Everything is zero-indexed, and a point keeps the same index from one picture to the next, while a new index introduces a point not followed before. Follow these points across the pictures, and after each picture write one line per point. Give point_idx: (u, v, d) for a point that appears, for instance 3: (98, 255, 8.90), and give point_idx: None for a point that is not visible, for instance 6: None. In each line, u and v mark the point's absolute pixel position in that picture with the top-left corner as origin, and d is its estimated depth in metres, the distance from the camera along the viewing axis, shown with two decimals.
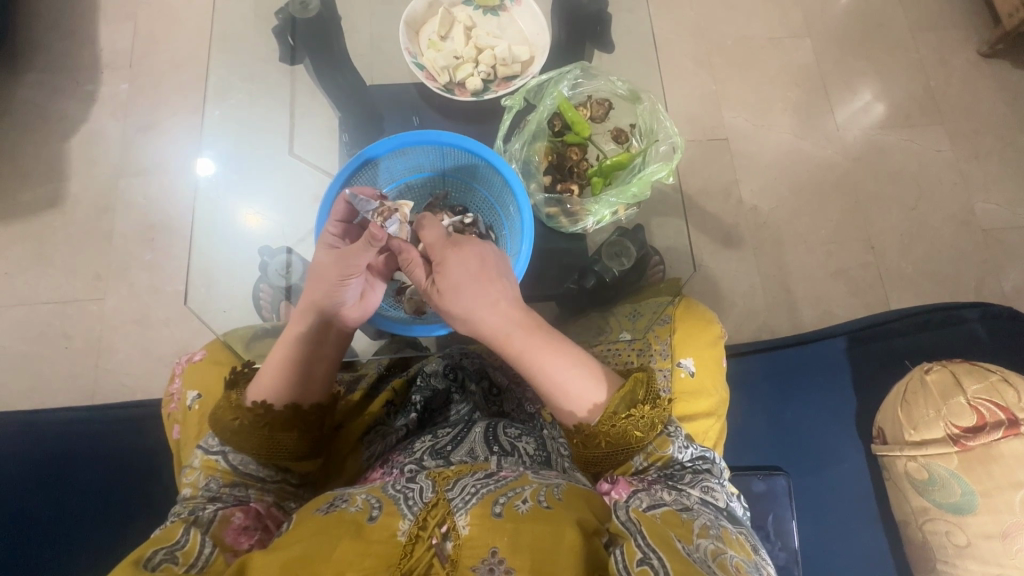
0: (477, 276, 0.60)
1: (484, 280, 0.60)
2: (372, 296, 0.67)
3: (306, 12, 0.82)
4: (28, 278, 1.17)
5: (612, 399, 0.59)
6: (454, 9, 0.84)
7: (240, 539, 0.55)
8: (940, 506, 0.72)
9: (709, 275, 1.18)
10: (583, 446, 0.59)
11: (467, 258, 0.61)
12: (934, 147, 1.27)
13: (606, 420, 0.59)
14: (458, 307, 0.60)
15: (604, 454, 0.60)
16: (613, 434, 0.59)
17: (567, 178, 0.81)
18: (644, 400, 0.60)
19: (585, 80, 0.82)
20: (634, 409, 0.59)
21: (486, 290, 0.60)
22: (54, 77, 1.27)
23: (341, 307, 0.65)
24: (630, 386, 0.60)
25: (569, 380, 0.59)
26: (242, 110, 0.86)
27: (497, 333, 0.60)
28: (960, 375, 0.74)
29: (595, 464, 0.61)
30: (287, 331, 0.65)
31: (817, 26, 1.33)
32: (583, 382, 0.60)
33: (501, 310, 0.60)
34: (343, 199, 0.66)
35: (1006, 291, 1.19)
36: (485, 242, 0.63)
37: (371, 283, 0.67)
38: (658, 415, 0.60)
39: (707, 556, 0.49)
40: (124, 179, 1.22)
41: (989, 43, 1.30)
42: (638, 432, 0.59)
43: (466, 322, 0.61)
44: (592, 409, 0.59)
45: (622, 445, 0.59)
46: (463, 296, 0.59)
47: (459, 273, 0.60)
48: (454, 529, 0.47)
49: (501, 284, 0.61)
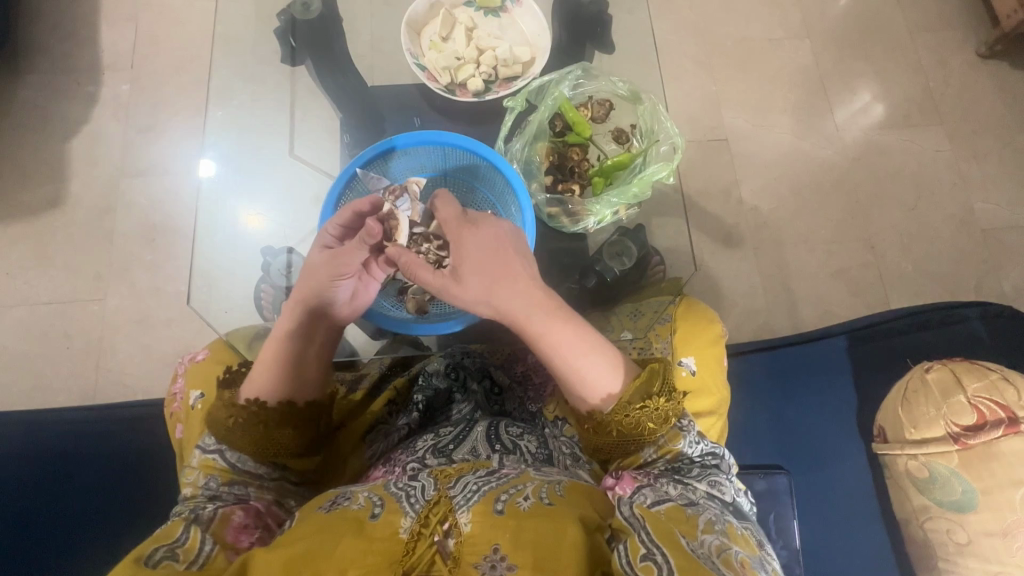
0: (494, 253, 0.60)
1: (502, 259, 0.60)
2: (362, 296, 0.67)
3: (307, 13, 0.83)
4: (30, 279, 1.18)
5: (627, 389, 0.60)
6: (455, 11, 0.84)
7: (240, 537, 0.55)
8: (941, 504, 0.72)
9: (709, 275, 1.18)
10: (593, 432, 0.61)
11: (483, 236, 0.61)
12: (933, 148, 1.28)
13: (620, 410, 0.59)
14: (478, 288, 0.59)
15: (613, 443, 0.61)
16: (626, 425, 0.59)
17: (569, 178, 0.81)
18: (659, 392, 0.60)
19: (586, 81, 0.82)
20: (648, 400, 0.59)
21: (506, 271, 0.60)
22: (56, 78, 1.27)
23: (331, 304, 0.65)
24: (646, 377, 0.60)
25: (586, 366, 0.60)
26: (243, 111, 0.86)
27: (517, 315, 0.60)
28: (960, 374, 0.74)
29: (604, 451, 0.62)
30: (276, 329, 0.64)
31: (817, 27, 1.34)
32: (598, 366, 0.60)
33: (521, 291, 0.60)
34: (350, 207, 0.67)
35: (1006, 290, 1.20)
36: (500, 220, 0.62)
37: (366, 283, 0.67)
38: (671, 409, 0.60)
39: (712, 552, 0.49)
40: (126, 180, 1.22)
41: (988, 44, 1.30)
42: (652, 423, 0.60)
43: (486, 308, 0.60)
44: (607, 397, 0.60)
45: (633, 436, 0.60)
46: (482, 279, 0.59)
47: (476, 252, 0.60)
48: (455, 527, 0.48)
49: (523, 263, 0.61)
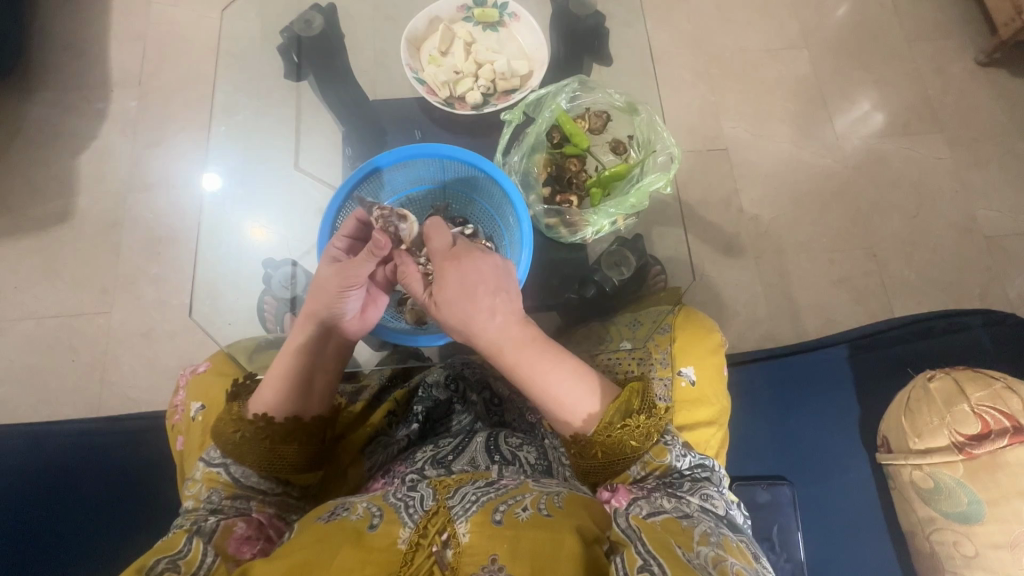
0: (471, 289, 0.59)
1: (479, 293, 0.59)
2: (372, 312, 0.68)
3: (310, 30, 0.85)
4: (37, 292, 1.19)
5: (606, 410, 0.59)
6: (454, 26, 0.86)
7: (242, 548, 0.56)
8: (947, 516, 0.71)
9: (710, 285, 1.18)
10: (579, 456, 0.60)
11: (463, 270, 0.60)
12: (934, 155, 1.28)
13: (601, 430, 0.58)
14: (454, 318, 0.59)
15: (600, 465, 0.60)
16: (608, 444, 0.58)
17: (566, 189, 0.82)
18: (639, 409, 0.60)
19: (582, 93, 0.83)
20: (629, 419, 0.59)
21: (481, 304, 0.59)
22: (65, 95, 1.30)
23: (342, 318, 0.65)
24: (626, 397, 0.59)
25: (564, 394, 0.59)
26: (248, 125, 0.88)
27: (491, 346, 0.60)
28: (963, 382, 0.73)
29: (590, 475, 0.61)
30: (288, 343, 0.65)
31: (815, 37, 1.35)
32: (578, 394, 0.59)
33: (497, 325, 0.59)
34: (355, 217, 0.68)
35: (1012, 298, 1.19)
36: (487, 256, 0.61)
37: (374, 300, 0.68)
38: (653, 424, 0.60)
39: (708, 562, 0.49)
40: (132, 194, 1.24)
41: (987, 52, 1.30)
42: (634, 441, 0.59)
43: (462, 332, 0.61)
44: (587, 418, 0.59)
45: (617, 455, 0.59)
46: (457, 310, 0.59)
47: (455, 287, 0.59)
48: (454, 537, 0.47)
49: (505, 298, 0.60)
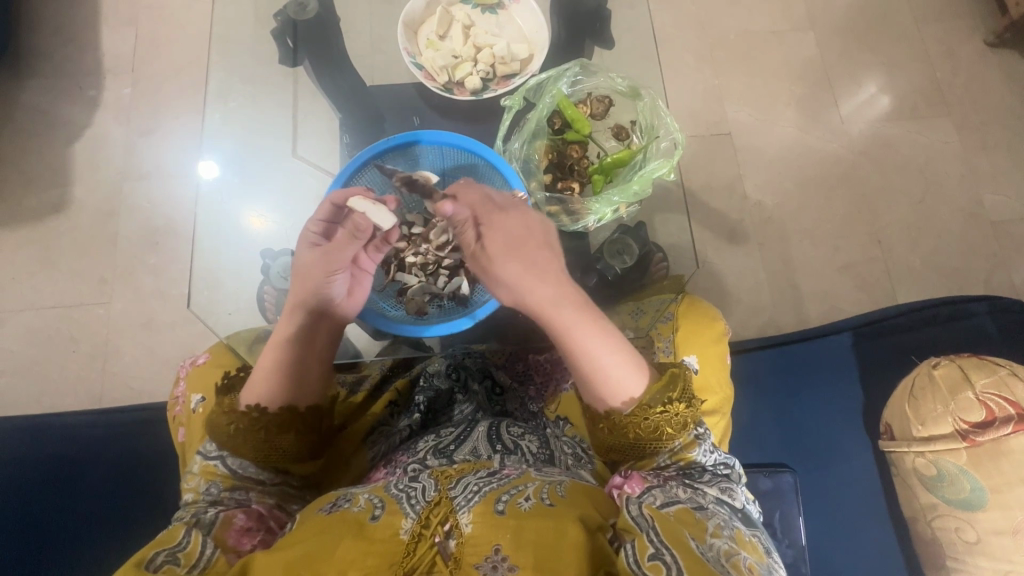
0: (518, 243, 0.60)
1: (527, 249, 0.59)
2: (358, 293, 0.66)
3: (305, 14, 0.81)
4: (36, 283, 1.18)
5: (648, 392, 0.58)
6: (452, 9, 0.84)
7: (242, 540, 0.55)
8: (949, 502, 0.72)
9: (712, 272, 1.17)
10: (608, 432, 0.59)
11: (507, 224, 0.61)
12: (942, 139, 1.26)
13: (640, 412, 0.58)
14: (499, 269, 0.59)
15: (630, 444, 0.60)
16: (644, 427, 0.58)
17: (568, 176, 0.81)
18: (679, 398, 0.59)
19: (584, 77, 0.82)
20: (668, 406, 0.58)
21: (531, 257, 0.59)
22: (57, 82, 1.28)
23: (331, 302, 0.65)
24: (668, 381, 0.59)
25: (612, 366, 0.57)
26: (244, 112, 0.86)
27: (540, 305, 0.58)
28: (968, 370, 0.73)
29: (617, 451, 0.61)
30: (277, 332, 0.64)
31: (821, 18, 1.32)
32: (624, 368, 0.58)
33: (547, 282, 0.59)
34: (330, 201, 0.66)
35: (1016, 283, 1.18)
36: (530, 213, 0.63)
37: (359, 278, 0.67)
38: (690, 415, 0.59)
39: (721, 556, 0.49)
40: (129, 183, 1.23)
41: (997, 32, 1.28)
42: (669, 429, 0.59)
43: (510, 293, 0.59)
44: (627, 401, 0.58)
45: (651, 439, 0.59)
46: (506, 261, 0.59)
47: (501, 240, 0.60)
48: (456, 527, 0.47)
49: (549, 257, 0.60)
